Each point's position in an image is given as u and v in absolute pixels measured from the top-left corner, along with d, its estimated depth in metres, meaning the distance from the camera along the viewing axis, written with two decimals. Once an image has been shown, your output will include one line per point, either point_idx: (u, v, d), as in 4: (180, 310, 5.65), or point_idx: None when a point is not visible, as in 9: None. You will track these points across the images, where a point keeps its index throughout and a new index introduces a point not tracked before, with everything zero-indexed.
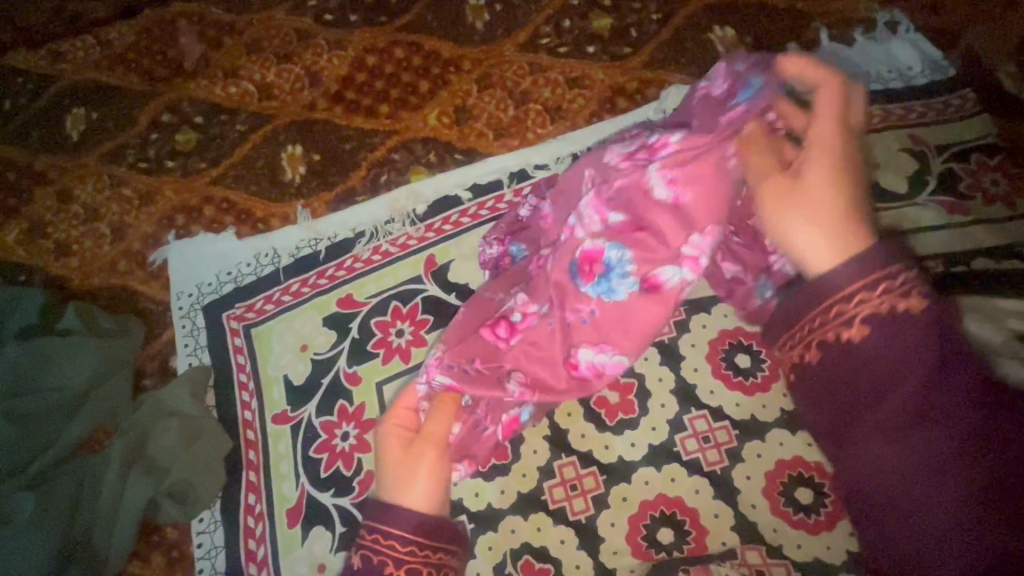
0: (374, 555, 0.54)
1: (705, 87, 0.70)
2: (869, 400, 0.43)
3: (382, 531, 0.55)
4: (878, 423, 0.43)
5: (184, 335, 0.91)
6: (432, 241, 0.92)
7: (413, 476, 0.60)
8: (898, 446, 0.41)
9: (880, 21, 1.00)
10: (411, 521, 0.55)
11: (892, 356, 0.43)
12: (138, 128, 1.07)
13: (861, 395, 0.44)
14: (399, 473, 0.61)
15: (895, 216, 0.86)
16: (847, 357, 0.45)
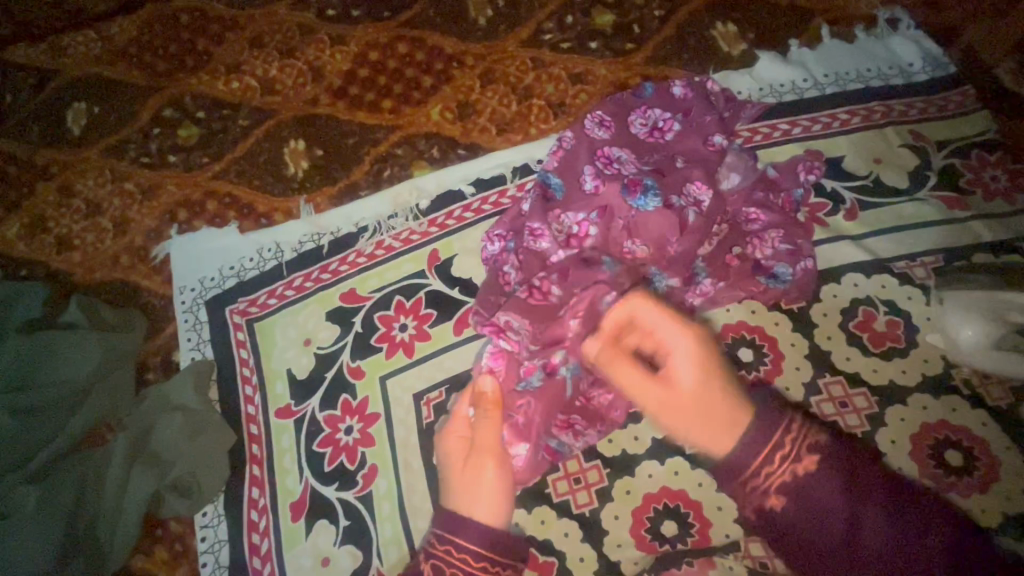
0: (447, 567, 0.57)
1: (654, 125, 0.81)
2: (803, 514, 0.50)
3: (454, 543, 0.58)
4: (849, 559, 0.49)
5: (187, 329, 0.91)
6: (435, 236, 0.92)
7: (477, 488, 0.64)
8: (864, 572, 0.48)
9: (881, 17, 1.00)
10: (480, 536, 0.58)
11: (795, 476, 0.51)
12: (140, 123, 1.06)
13: (797, 514, 0.51)
14: (461, 488, 0.65)
15: (896, 211, 0.87)
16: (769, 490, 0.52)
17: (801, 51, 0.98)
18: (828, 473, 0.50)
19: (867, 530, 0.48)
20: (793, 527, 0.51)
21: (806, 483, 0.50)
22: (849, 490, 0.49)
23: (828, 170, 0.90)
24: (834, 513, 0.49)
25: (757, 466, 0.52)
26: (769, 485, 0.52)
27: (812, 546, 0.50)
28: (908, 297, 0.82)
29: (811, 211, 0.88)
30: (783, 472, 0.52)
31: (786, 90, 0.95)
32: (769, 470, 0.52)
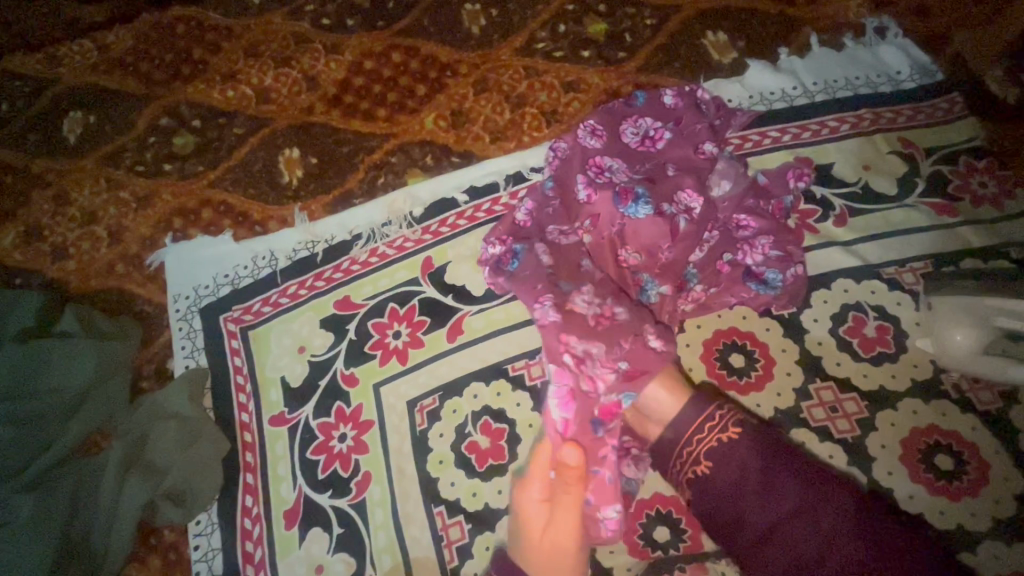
0: None
1: (644, 128, 0.81)
2: (741, 486, 0.59)
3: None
4: (766, 520, 0.57)
5: (181, 337, 0.91)
6: (429, 243, 0.93)
7: (551, 559, 0.66)
8: (779, 535, 0.56)
9: (869, 26, 1.01)
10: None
11: (741, 457, 0.60)
12: (136, 132, 1.07)
13: (737, 485, 0.60)
14: (538, 555, 0.66)
15: (884, 218, 0.88)
16: (718, 463, 0.61)
17: (791, 60, 0.99)
18: (746, 442, 0.61)
19: (782, 491, 0.57)
20: (719, 489, 0.61)
21: (727, 449, 0.61)
22: (765, 457, 0.59)
23: (817, 177, 0.91)
24: (750, 475, 0.59)
25: (690, 437, 0.65)
26: (699, 452, 0.63)
27: (732, 512, 0.59)
28: (898, 302, 0.83)
29: (802, 217, 0.89)
30: (712, 437, 0.63)
31: (776, 98, 0.96)
32: (700, 436, 0.64)
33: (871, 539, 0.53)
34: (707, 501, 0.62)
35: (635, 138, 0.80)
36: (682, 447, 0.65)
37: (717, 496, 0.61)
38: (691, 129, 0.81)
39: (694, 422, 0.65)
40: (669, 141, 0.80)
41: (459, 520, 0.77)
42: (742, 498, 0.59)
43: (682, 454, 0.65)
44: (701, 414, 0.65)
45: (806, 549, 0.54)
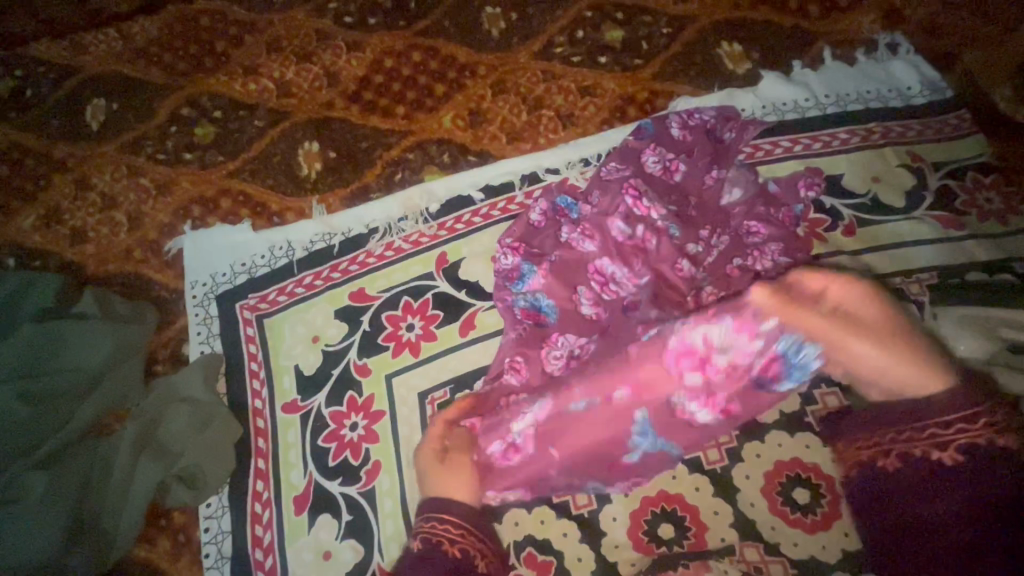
0: (434, 536, 0.63)
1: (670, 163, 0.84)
2: (906, 428, 0.56)
3: (439, 518, 0.64)
4: (903, 455, 0.56)
5: (197, 323, 0.93)
6: (444, 239, 0.94)
7: (453, 481, 0.68)
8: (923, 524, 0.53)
9: (881, 42, 1.03)
10: (462, 511, 0.65)
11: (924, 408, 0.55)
12: (158, 121, 1.09)
13: (897, 424, 0.57)
14: (439, 478, 0.70)
15: (891, 229, 0.89)
16: (900, 407, 0.57)
17: (804, 72, 1.01)
18: (950, 407, 0.54)
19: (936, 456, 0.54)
20: (881, 438, 0.58)
21: (917, 418, 0.56)
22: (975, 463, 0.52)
23: (827, 187, 0.93)
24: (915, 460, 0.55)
25: (906, 381, 0.57)
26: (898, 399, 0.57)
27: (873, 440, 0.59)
28: None
29: (811, 226, 0.91)
30: (913, 384, 0.57)
31: (789, 109, 0.98)
32: (902, 378, 0.57)
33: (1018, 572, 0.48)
34: (862, 428, 0.60)
35: (661, 168, 0.84)
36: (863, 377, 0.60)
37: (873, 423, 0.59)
38: (703, 153, 0.85)
39: (888, 379, 0.58)
40: (680, 178, 0.83)
41: None
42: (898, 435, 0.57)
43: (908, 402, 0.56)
44: (911, 378, 0.56)
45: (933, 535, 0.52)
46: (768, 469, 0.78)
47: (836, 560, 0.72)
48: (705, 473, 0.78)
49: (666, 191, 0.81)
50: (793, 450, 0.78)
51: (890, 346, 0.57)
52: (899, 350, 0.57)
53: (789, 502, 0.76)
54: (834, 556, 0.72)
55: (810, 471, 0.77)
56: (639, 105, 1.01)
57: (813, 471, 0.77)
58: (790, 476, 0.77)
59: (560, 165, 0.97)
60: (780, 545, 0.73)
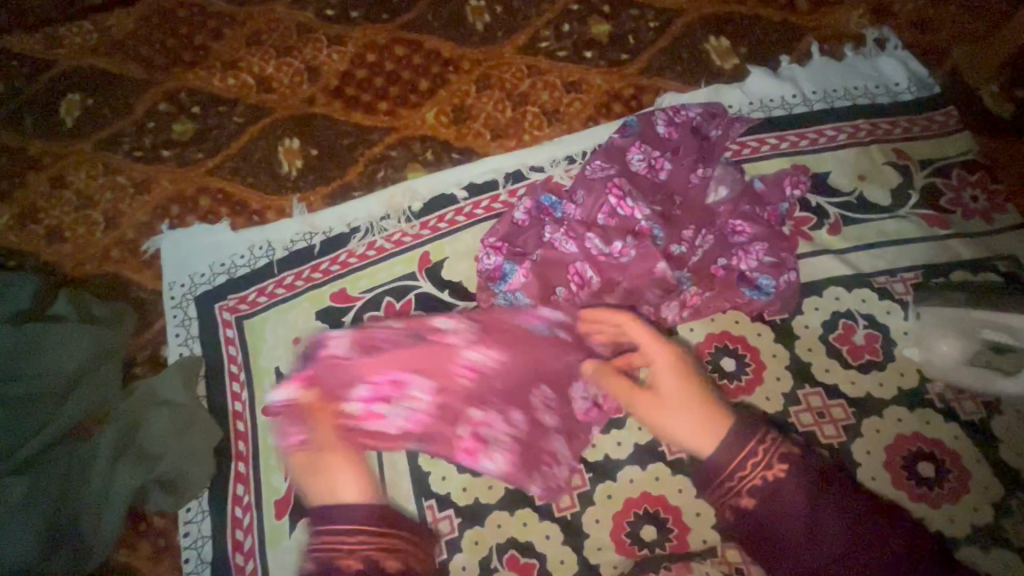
0: (334, 545, 0.61)
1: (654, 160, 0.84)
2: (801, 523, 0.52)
3: (326, 530, 0.63)
4: (797, 520, 0.52)
5: (177, 324, 0.91)
6: (427, 238, 0.93)
7: (332, 491, 0.67)
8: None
9: (869, 37, 1.02)
10: (359, 514, 0.63)
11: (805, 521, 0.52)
12: (134, 117, 1.06)
13: (792, 524, 0.52)
14: (316, 484, 0.69)
15: (877, 228, 0.89)
16: (790, 489, 0.53)
17: (792, 68, 1.00)
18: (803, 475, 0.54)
19: (824, 528, 0.51)
20: (778, 522, 0.53)
21: (764, 488, 0.54)
22: (815, 505, 0.52)
23: (814, 185, 0.92)
24: (789, 516, 0.52)
25: (733, 471, 0.56)
26: (741, 486, 0.56)
27: (771, 527, 0.54)
28: (888, 311, 0.84)
29: (796, 224, 0.90)
30: (757, 475, 0.55)
31: (776, 105, 0.97)
32: (744, 472, 0.56)
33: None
34: (765, 513, 0.54)
35: (645, 167, 0.83)
36: (717, 482, 0.57)
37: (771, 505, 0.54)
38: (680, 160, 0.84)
39: (730, 469, 0.57)
40: (660, 181, 0.82)
41: (450, 515, 0.79)
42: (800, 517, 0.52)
43: (725, 480, 0.57)
44: (742, 449, 0.57)
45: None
46: None
47: None
48: (688, 474, 0.78)
49: (647, 195, 0.81)
50: None
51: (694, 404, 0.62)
52: (693, 397, 0.63)
53: None
54: None
55: None
56: (625, 102, 1.00)
57: None
58: None
59: (545, 163, 0.96)
60: None
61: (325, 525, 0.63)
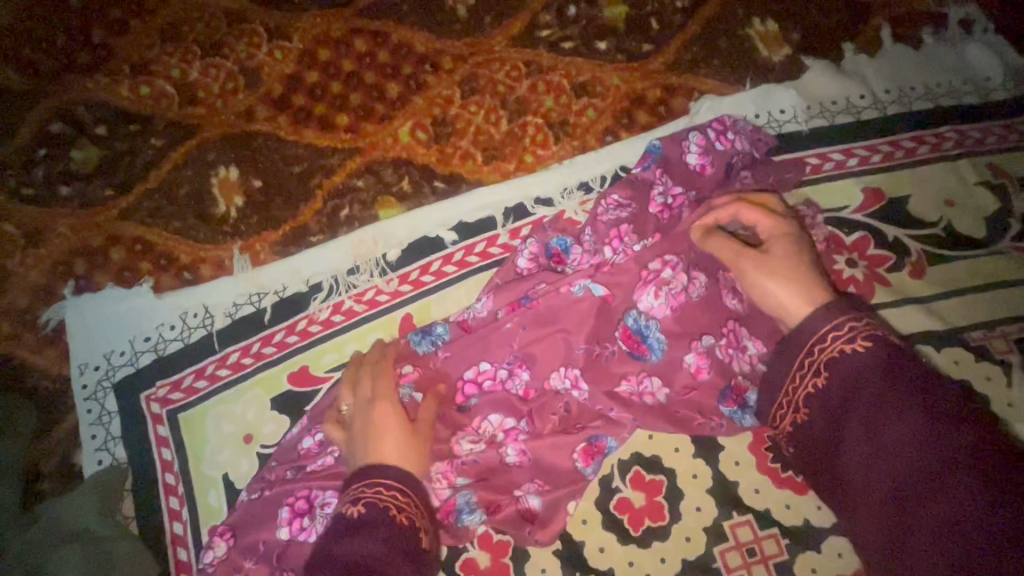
0: (377, 504, 0.48)
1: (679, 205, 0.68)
2: (887, 406, 0.43)
3: (375, 480, 0.50)
4: (880, 400, 0.44)
5: (91, 423, 0.71)
6: (408, 297, 0.73)
7: (389, 433, 0.55)
8: (922, 462, 0.40)
9: (953, 17, 0.81)
10: (397, 469, 0.51)
11: (893, 395, 0.43)
12: (21, 142, 0.82)
13: (875, 410, 0.44)
14: (379, 434, 0.55)
15: (968, 268, 0.72)
16: (865, 376, 0.45)
17: (858, 59, 0.79)
18: (898, 361, 0.45)
19: (925, 411, 0.42)
20: (859, 404, 0.45)
21: (839, 364, 0.47)
22: (908, 379, 0.44)
23: (890, 213, 0.74)
24: (864, 384, 0.45)
25: (809, 345, 0.49)
26: (818, 363, 0.49)
27: (852, 409, 0.46)
28: (987, 376, 0.68)
29: (871, 265, 0.72)
30: (834, 349, 0.48)
31: (840, 109, 0.77)
32: (821, 345, 0.48)
33: (1011, 501, 0.36)
34: (842, 395, 0.47)
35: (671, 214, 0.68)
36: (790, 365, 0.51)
37: (852, 390, 0.46)
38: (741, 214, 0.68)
39: (812, 339, 0.49)
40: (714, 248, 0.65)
41: None
42: (885, 399, 0.44)
43: (809, 351, 0.49)
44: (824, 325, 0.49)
45: (921, 470, 0.40)
46: None
47: None
48: None
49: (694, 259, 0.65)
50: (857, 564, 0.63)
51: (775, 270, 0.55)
52: (795, 266, 0.56)
53: None
54: None
55: None
56: (651, 109, 0.79)
57: None
58: None
59: (554, 193, 0.75)
60: None
61: (364, 477, 0.51)
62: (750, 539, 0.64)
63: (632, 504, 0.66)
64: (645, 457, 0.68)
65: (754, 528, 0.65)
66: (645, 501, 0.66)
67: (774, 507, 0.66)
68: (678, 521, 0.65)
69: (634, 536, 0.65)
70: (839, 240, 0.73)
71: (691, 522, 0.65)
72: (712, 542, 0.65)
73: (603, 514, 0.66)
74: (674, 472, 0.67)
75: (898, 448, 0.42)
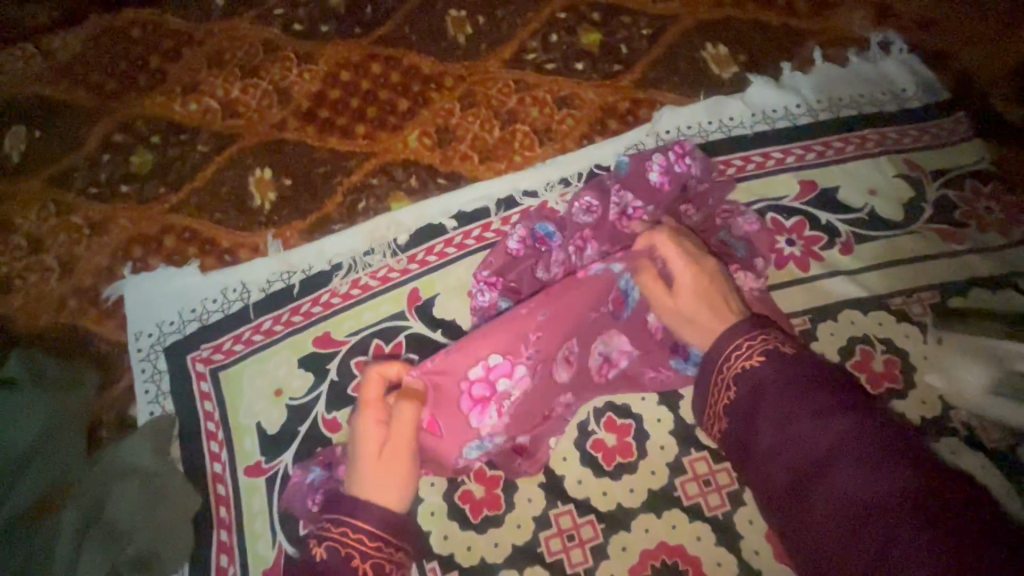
0: (342, 549, 0.52)
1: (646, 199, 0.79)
2: (784, 408, 0.51)
3: (351, 525, 0.53)
4: (779, 402, 0.51)
5: (145, 380, 0.84)
6: (415, 273, 0.86)
7: (377, 468, 0.58)
8: (811, 451, 0.47)
9: (873, 40, 0.96)
10: (378, 515, 0.54)
11: (785, 395, 0.51)
12: (88, 149, 0.97)
13: (775, 412, 0.51)
14: (369, 469, 0.58)
15: (890, 245, 0.85)
16: (764, 385, 0.53)
17: (794, 75, 0.94)
18: (792, 367, 0.53)
19: (812, 402, 0.49)
20: (765, 410, 0.52)
21: (750, 375, 0.55)
22: (798, 378, 0.52)
23: (823, 201, 0.87)
24: (774, 391, 0.52)
25: (726, 359, 0.58)
26: (730, 375, 0.57)
27: (756, 413, 0.53)
28: (906, 335, 0.80)
29: (807, 244, 0.85)
30: (743, 365, 0.56)
31: (780, 116, 0.92)
32: (732, 363, 0.57)
33: (876, 466, 0.44)
34: (751, 403, 0.54)
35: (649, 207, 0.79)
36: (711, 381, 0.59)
37: (760, 398, 0.53)
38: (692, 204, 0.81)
39: (726, 361, 0.58)
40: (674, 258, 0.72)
41: None
42: (783, 399, 0.51)
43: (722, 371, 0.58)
44: (732, 344, 0.58)
45: (817, 457, 0.47)
46: None
47: None
48: (706, 520, 0.74)
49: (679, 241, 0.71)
50: None
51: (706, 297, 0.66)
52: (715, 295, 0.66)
53: None
54: None
55: None
56: (621, 117, 0.94)
57: None
58: None
59: (539, 187, 0.89)
60: None
61: (335, 515, 0.54)
62: (705, 471, 0.76)
63: (605, 444, 0.78)
64: (616, 404, 0.79)
65: (709, 462, 0.76)
66: (617, 441, 0.78)
67: None
68: (645, 457, 0.77)
69: (607, 470, 0.76)
70: (780, 223, 0.86)
71: (655, 458, 0.77)
72: (674, 474, 0.76)
73: (581, 452, 0.77)
74: (641, 416, 0.79)
75: (796, 443, 0.49)
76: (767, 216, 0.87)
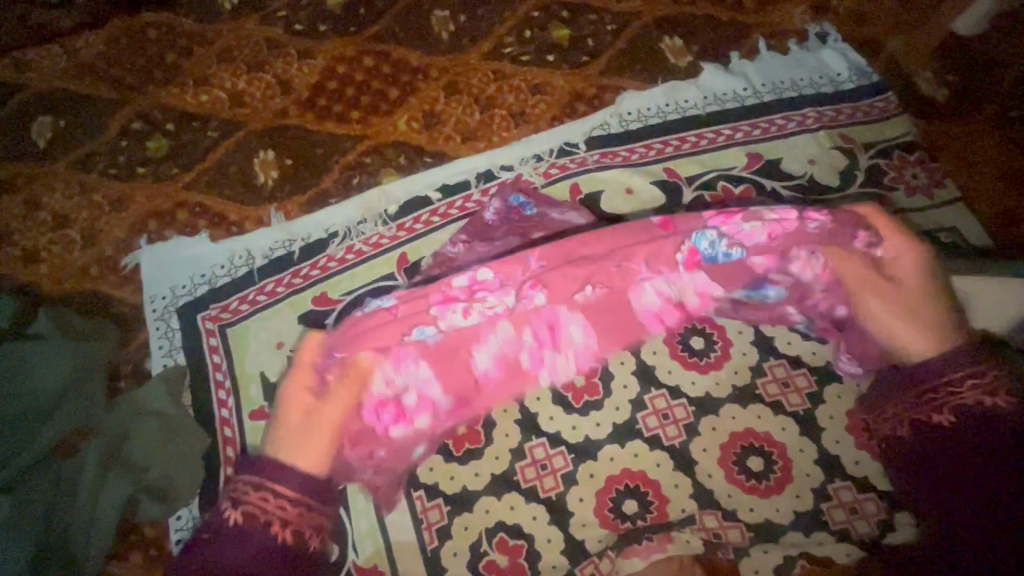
0: (262, 513, 0.57)
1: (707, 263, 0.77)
2: (988, 462, 0.57)
3: (273, 488, 0.58)
4: (992, 450, 0.58)
5: (159, 336, 0.92)
6: (403, 239, 0.96)
7: (309, 441, 0.63)
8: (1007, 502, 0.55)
9: (812, 32, 1.08)
10: (298, 480, 0.60)
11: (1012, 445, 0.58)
12: (108, 136, 1.07)
13: (980, 457, 0.58)
14: (294, 444, 0.63)
15: (827, 208, 0.95)
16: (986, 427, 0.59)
17: (741, 63, 1.06)
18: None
19: None
20: (966, 456, 0.59)
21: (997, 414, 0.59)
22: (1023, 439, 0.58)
23: (767, 171, 0.97)
24: (972, 445, 0.59)
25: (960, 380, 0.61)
26: (941, 404, 0.62)
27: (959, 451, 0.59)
28: None
29: (755, 208, 0.95)
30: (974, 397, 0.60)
31: (729, 98, 1.03)
32: (959, 392, 0.61)
33: None
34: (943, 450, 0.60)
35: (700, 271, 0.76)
36: (900, 402, 0.65)
37: (952, 447, 0.60)
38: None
39: (946, 377, 0.62)
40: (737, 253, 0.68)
41: (438, 503, 0.81)
42: (978, 453, 0.58)
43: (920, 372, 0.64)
44: (961, 371, 0.61)
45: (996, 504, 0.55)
46: (723, 441, 0.82)
47: (789, 521, 0.77)
48: (664, 449, 0.82)
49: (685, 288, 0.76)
50: (746, 421, 0.82)
51: (919, 309, 0.66)
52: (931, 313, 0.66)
53: (744, 470, 0.80)
54: (787, 518, 0.77)
55: (762, 441, 0.81)
56: (588, 101, 1.05)
57: (765, 439, 0.81)
58: (744, 447, 0.81)
59: (514, 162, 1.00)
60: (736, 511, 0.78)
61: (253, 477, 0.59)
62: (664, 407, 0.84)
63: (575, 385, 0.86)
64: None
65: (668, 398, 0.85)
66: (585, 381, 0.86)
67: (682, 383, 0.85)
68: (610, 395, 0.85)
69: (576, 408, 0.85)
70: (730, 190, 0.96)
71: (619, 396, 0.85)
72: (636, 409, 0.84)
73: (553, 393, 0.86)
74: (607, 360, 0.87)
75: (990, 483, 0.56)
76: (718, 184, 0.97)
